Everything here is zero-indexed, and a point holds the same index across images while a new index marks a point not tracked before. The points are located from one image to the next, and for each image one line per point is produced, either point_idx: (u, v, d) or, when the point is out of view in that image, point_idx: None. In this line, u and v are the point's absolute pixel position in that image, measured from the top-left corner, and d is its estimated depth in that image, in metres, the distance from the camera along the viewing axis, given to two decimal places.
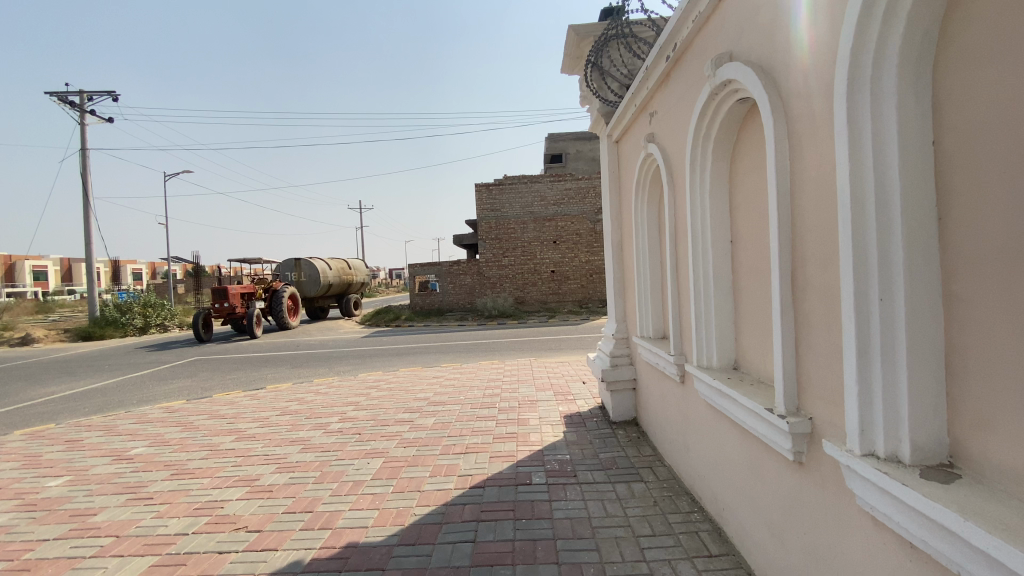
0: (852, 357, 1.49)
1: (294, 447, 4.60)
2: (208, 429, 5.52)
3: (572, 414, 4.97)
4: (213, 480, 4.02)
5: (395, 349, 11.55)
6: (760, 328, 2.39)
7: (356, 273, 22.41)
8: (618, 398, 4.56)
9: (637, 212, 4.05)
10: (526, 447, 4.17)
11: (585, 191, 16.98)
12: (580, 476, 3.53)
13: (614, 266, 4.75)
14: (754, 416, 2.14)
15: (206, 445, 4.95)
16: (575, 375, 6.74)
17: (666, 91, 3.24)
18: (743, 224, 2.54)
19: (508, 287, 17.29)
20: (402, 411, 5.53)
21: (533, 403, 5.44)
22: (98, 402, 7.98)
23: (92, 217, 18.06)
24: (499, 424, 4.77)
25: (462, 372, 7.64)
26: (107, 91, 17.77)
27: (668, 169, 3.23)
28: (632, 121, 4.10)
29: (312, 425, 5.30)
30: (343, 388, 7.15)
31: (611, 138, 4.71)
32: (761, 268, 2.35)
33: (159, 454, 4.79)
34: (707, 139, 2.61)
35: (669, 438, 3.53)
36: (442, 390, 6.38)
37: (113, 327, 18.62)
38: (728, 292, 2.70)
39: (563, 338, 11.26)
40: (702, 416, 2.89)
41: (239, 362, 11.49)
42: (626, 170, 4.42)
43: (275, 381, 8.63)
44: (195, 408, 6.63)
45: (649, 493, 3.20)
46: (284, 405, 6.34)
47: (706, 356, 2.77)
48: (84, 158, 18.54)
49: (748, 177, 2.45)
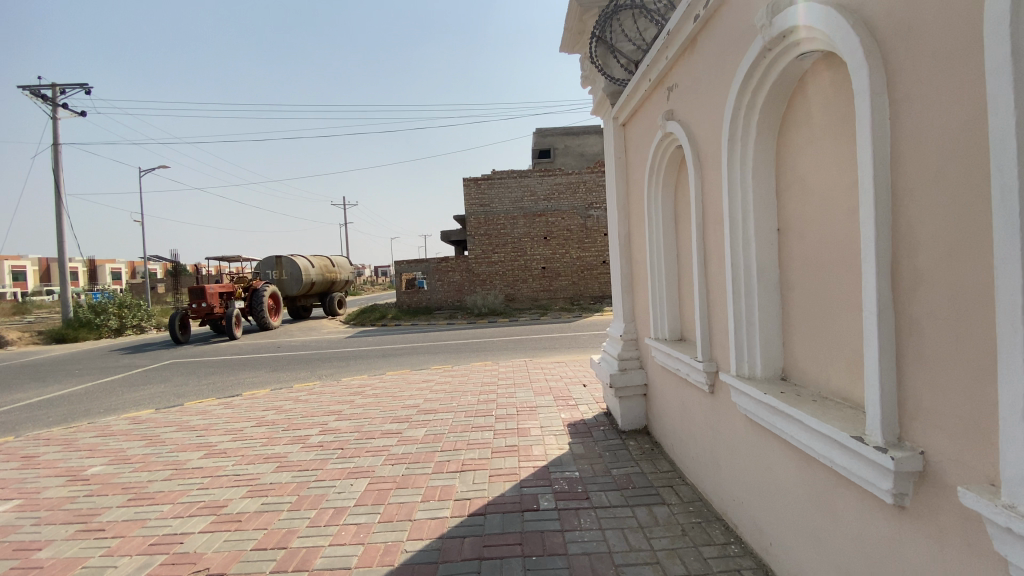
0: (1014, 377, 1.09)
1: (268, 466, 4.11)
2: (175, 443, 4.99)
3: (576, 422, 4.57)
4: (175, 506, 3.53)
5: (382, 350, 11.05)
6: (827, 331, 2.01)
7: (341, 271, 21.76)
8: (628, 405, 4.16)
9: (650, 201, 3.61)
10: (528, 462, 3.75)
11: (575, 186, 16.60)
12: (593, 498, 3.11)
13: (622, 262, 4.35)
14: (829, 443, 1.76)
15: (172, 463, 4.43)
16: (574, 378, 6.33)
17: (692, 58, 2.85)
18: (798, 208, 2.15)
19: (498, 285, 16.85)
20: (389, 421, 5.07)
21: (532, 409, 5.02)
22: (61, 412, 7.37)
23: (64, 213, 17.19)
24: (497, 435, 4.34)
25: (453, 375, 7.19)
26: (78, 83, 16.95)
27: (693, 148, 2.82)
28: (643, 100, 3.69)
29: (290, 439, 4.81)
30: (326, 394, 6.65)
31: (617, 121, 4.29)
32: (829, 261, 1.96)
33: (117, 474, 4.25)
34: (753, 107, 2.23)
35: (692, 454, 3.13)
36: (432, 397, 5.92)
37: (88, 328, 17.78)
38: (774, 290, 2.30)
39: (558, 337, 10.85)
40: (738, 430, 2.50)
41: (217, 365, 10.90)
42: (635, 155, 4.01)
43: (254, 386, 8.09)
44: (164, 418, 6.08)
45: (675, 519, 2.79)
46: (261, 415, 5.84)
47: (746, 363, 2.38)
48: (55, 152, 17.65)
49: (807, 152, 2.06)
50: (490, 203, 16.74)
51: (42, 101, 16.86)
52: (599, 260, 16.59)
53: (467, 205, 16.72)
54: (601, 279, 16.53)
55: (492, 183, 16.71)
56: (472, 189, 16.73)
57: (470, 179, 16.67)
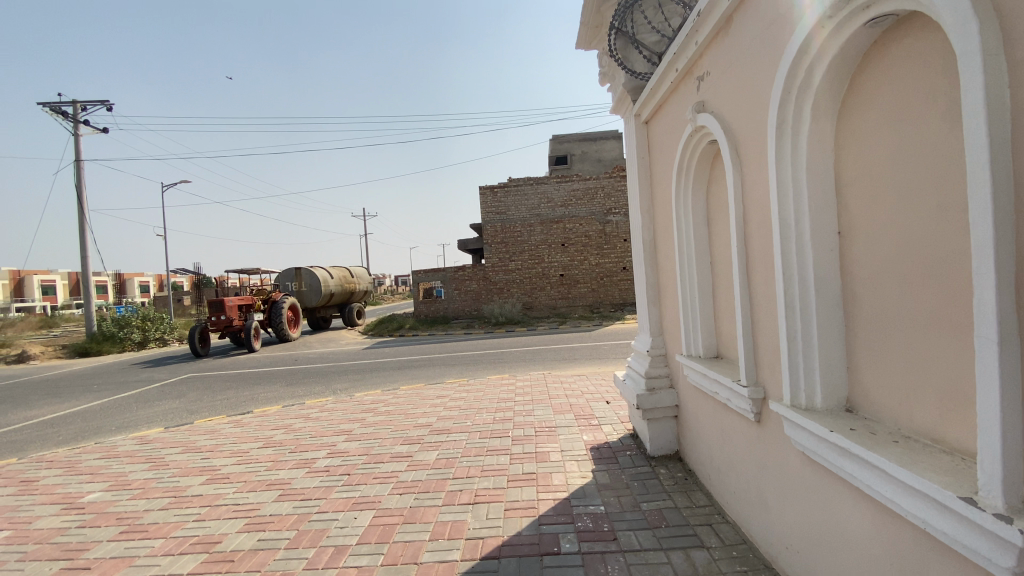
0: None
1: (270, 495, 3.84)
2: (178, 467, 4.77)
3: (600, 445, 4.21)
4: (167, 542, 3.27)
5: (398, 362, 10.82)
6: (912, 355, 1.66)
7: (360, 282, 21.75)
8: (656, 428, 3.80)
9: (679, 204, 3.27)
10: (548, 493, 3.42)
11: (593, 191, 16.25)
12: (621, 538, 2.77)
13: (647, 271, 4.01)
14: (925, 499, 1.43)
15: (171, 490, 4.19)
16: (595, 393, 5.97)
17: (727, 41, 2.53)
18: (868, 207, 1.81)
19: (516, 293, 16.55)
20: (399, 442, 4.77)
21: (552, 430, 4.68)
22: (72, 430, 7.25)
23: (88, 230, 17.47)
24: (514, 461, 4.01)
25: (469, 390, 6.88)
26: (99, 101, 17.24)
27: (730, 143, 2.48)
28: (668, 93, 3.36)
29: (296, 462, 4.55)
30: (337, 411, 6.40)
31: (640, 118, 3.96)
32: (916, 269, 1.62)
33: (114, 502, 4.02)
34: (808, 90, 1.91)
35: (734, 491, 2.76)
36: (447, 414, 5.61)
37: (111, 342, 17.96)
38: (837, 305, 1.95)
39: (578, 347, 10.47)
40: (793, 469, 2.14)
41: (233, 379, 10.80)
42: (660, 155, 3.68)
43: (267, 402, 7.91)
44: (172, 438, 5.89)
45: (716, 567, 2.43)
46: (269, 434, 5.61)
47: (801, 392, 2.02)
48: (79, 170, 18.02)
49: (882, 139, 1.74)
50: (507, 210, 16.50)
51: (67, 120, 17.23)
52: (619, 266, 16.18)
53: (483, 214, 16.52)
54: (621, 286, 16.12)
55: (508, 190, 16.49)
56: (489, 198, 16.55)
57: (486, 186, 16.48)
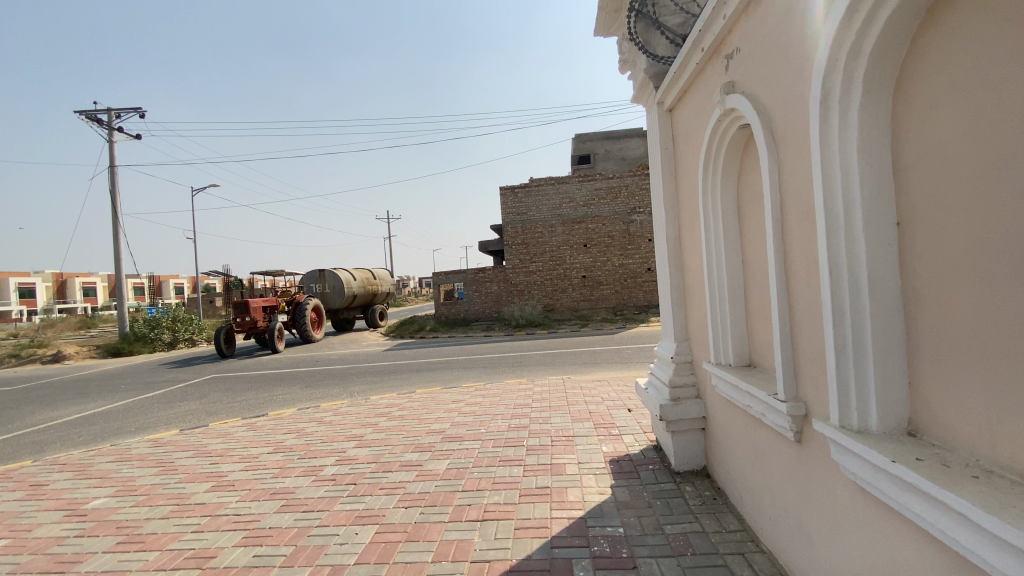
0: None
1: (272, 505, 3.69)
2: (186, 472, 4.69)
3: (620, 458, 3.93)
4: (162, 554, 3.14)
5: (416, 364, 10.66)
6: (994, 371, 1.36)
7: (383, 283, 21.81)
8: (682, 441, 3.52)
9: (706, 197, 2.98)
10: (562, 511, 3.17)
11: (616, 190, 15.88)
12: (641, 567, 2.50)
13: (671, 271, 3.72)
14: (1015, 554, 1.14)
15: (175, 497, 4.10)
16: (617, 400, 5.68)
17: (760, 10, 2.24)
18: (936, 193, 1.52)
19: (537, 294, 16.30)
20: (409, 450, 4.58)
21: (569, 440, 4.43)
22: (93, 431, 7.30)
23: (120, 233, 17.95)
24: (527, 473, 3.76)
25: (486, 395, 6.65)
26: (133, 108, 17.77)
27: (764, 125, 2.20)
28: (693, 76, 3.08)
29: (303, 469, 4.40)
30: (351, 415, 6.25)
31: (663, 106, 3.68)
32: (1002, 266, 1.32)
33: (116, 510, 3.99)
34: (859, 56, 1.61)
35: (770, 516, 2.48)
36: (460, 421, 5.40)
37: (143, 343, 18.39)
38: (895, 310, 1.64)
39: (600, 351, 10.13)
40: (844, 500, 1.85)
41: (254, 380, 10.83)
42: (685, 144, 3.40)
43: (284, 404, 7.85)
44: (185, 441, 5.84)
45: None
46: (281, 438, 5.50)
47: (853, 411, 1.71)
48: (113, 176, 18.59)
49: (955, 110, 1.44)
50: (528, 210, 16.30)
51: (101, 127, 17.73)
52: (644, 267, 15.75)
53: (505, 215, 16.36)
54: (645, 288, 15.70)
55: (529, 190, 16.26)
56: (510, 198, 16.39)
57: (507, 188, 16.37)
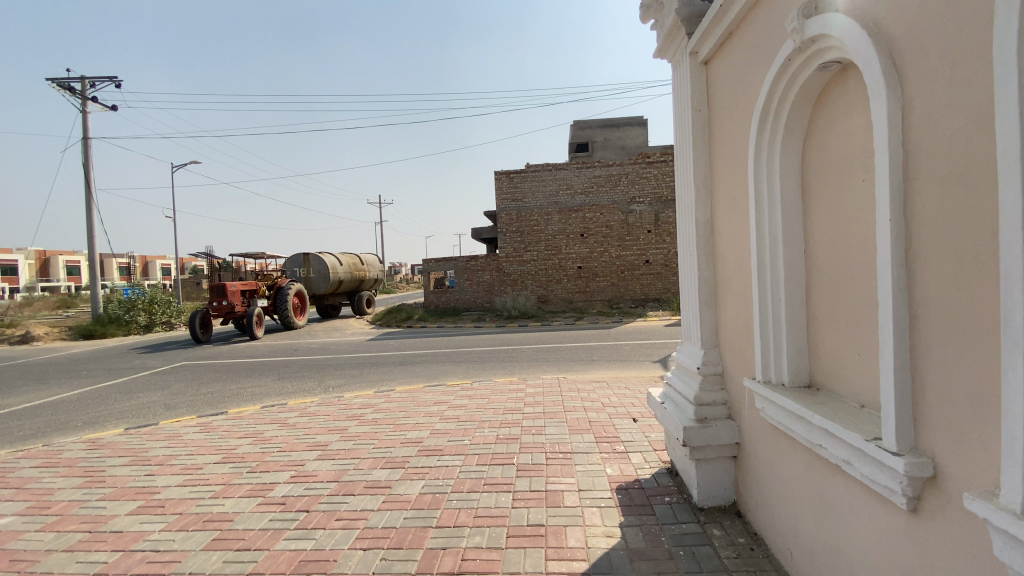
0: None
1: (202, 538, 3.00)
2: (115, 485, 3.97)
3: (628, 485, 3.27)
4: None
5: (401, 357, 9.94)
6: None
7: (372, 269, 21.01)
8: (708, 471, 2.86)
9: (761, 165, 2.28)
10: (560, 562, 2.49)
11: (616, 178, 15.11)
12: None
13: (700, 262, 3.02)
14: None
15: (91, 520, 3.38)
16: (620, 407, 5.02)
17: None
18: None
19: (530, 285, 15.62)
20: (379, 465, 3.89)
21: (567, 459, 3.76)
22: (34, 424, 6.52)
23: (94, 210, 17.01)
24: (516, 505, 3.08)
25: (472, 396, 5.96)
26: (108, 76, 16.83)
27: (882, 49, 1.50)
28: (748, 8, 2.36)
29: (251, 488, 3.68)
30: (319, 417, 5.53)
31: (697, 56, 2.94)
32: None
33: (16, 536, 3.26)
34: None
35: None
36: (441, 429, 4.70)
37: (117, 325, 17.51)
38: None
39: (597, 347, 9.40)
40: None
41: (226, 369, 10.09)
42: (727, 103, 2.69)
43: (251, 399, 7.13)
44: (127, 443, 5.09)
45: None
46: (237, 443, 4.79)
47: None
48: (86, 148, 17.53)
49: None
50: (524, 197, 15.51)
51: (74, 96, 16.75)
52: (641, 260, 15.13)
53: (499, 201, 15.59)
54: (642, 281, 15.09)
55: (525, 176, 15.46)
56: (505, 183, 15.59)
57: (502, 172, 15.56)
